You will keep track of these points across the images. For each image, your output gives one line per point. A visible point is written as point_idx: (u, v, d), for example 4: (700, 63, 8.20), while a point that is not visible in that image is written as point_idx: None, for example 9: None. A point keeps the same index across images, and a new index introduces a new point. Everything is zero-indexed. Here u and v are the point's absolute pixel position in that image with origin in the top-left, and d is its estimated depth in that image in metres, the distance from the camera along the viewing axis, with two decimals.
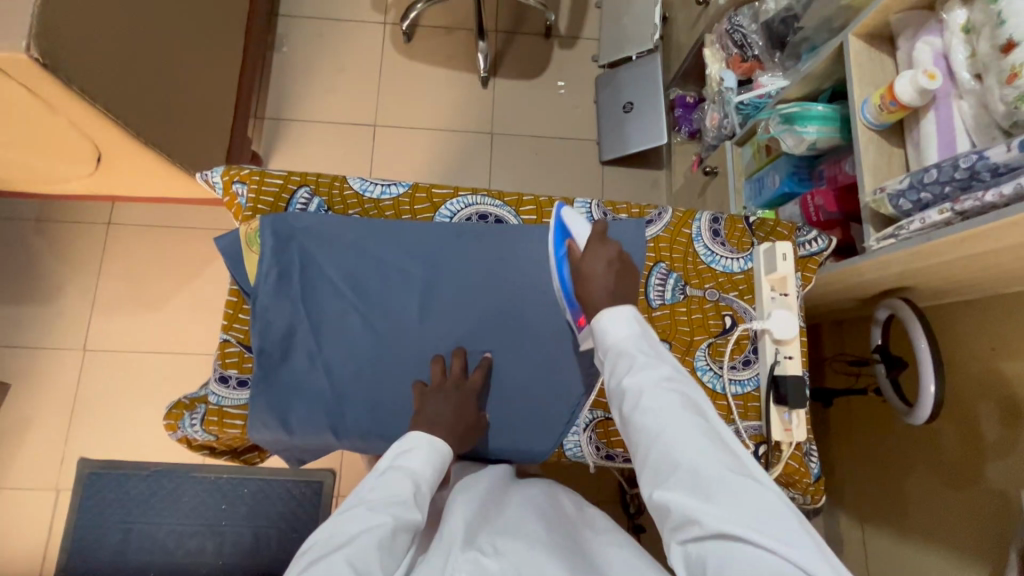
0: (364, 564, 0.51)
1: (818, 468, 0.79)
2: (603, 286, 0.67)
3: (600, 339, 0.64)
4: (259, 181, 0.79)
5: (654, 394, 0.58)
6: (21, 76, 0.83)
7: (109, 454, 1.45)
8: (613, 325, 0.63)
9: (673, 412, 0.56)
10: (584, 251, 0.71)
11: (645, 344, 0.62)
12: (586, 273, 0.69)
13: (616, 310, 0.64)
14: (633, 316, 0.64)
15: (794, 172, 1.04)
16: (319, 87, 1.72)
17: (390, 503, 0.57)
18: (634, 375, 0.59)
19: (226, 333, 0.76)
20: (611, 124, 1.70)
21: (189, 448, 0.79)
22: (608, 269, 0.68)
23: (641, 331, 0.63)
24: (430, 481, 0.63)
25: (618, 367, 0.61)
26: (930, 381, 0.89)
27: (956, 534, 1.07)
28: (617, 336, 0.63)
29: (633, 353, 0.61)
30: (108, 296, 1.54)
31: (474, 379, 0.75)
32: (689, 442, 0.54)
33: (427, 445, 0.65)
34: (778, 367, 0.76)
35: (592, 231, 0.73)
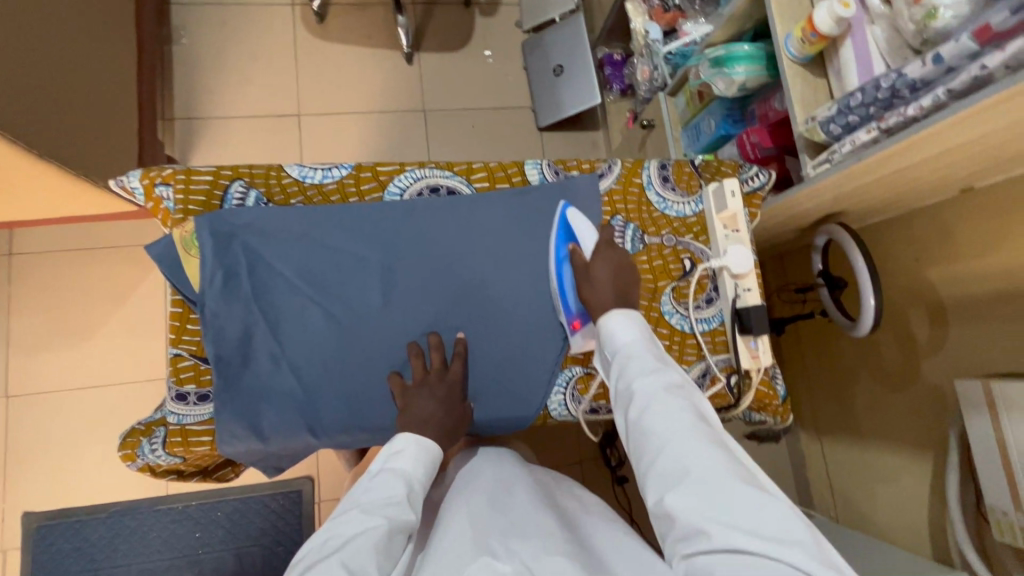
0: (360, 565, 0.54)
1: (784, 391, 0.84)
2: (606, 286, 0.73)
3: (609, 342, 0.70)
4: (185, 179, 0.73)
5: (662, 398, 0.62)
6: None
7: (58, 503, 1.33)
8: (622, 332, 0.69)
9: (679, 417, 0.60)
10: (593, 256, 0.76)
11: (652, 350, 0.68)
12: (592, 273, 0.74)
13: (624, 315, 0.70)
14: (641, 323, 0.70)
15: (728, 114, 1.07)
16: (230, 79, 1.60)
17: (385, 504, 0.60)
18: (642, 379, 0.64)
19: (176, 347, 0.70)
20: (543, 88, 1.69)
21: (154, 475, 0.73)
22: (614, 274, 0.74)
23: (647, 338, 0.70)
24: (423, 481, 0.66)
25: (628, 368, 0.66)
26: (870, 294, 0.95)
27: (904, 430, 1.19)
28: (627, 342, 0.69)
29: (641, 357, 0.67)
30: (26, 334, 1.40)
31: (454, 370, 0.74)
32: (695, 444, 0.58)
33: (416, 445, 0.67)
34: (739, 300, 0.79)
35: (598, 240, 0.78)
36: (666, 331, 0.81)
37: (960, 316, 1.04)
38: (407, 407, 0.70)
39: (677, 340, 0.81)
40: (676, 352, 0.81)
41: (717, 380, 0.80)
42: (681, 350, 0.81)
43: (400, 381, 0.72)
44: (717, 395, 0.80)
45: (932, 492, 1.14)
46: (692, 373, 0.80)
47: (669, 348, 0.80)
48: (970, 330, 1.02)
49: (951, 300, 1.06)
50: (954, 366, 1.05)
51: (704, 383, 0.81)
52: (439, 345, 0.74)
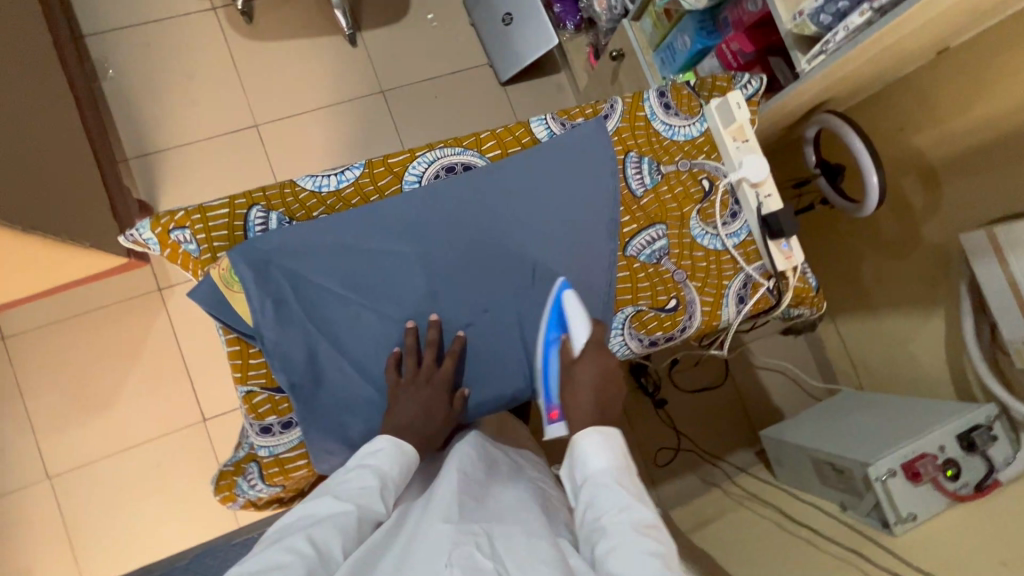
0: (324, 541, 0.52)
1: (816, 281, 0.89)
2: (589, 397, 0.68)
3: (580, 467, 0.62)
4: (202, 218, 0.71)
5: (630, 537, 0.52)
6: None
7: (138, 561, 1.35)
8: (593, 455, 0.62)
9: (645, 565, 0.50)
10: (580, 356, 0.71)
11: (624, 483, 0.59)
12: (577, 376, 0.70)
13: (600, 433, 0.63)
14: (619, 449, 0.62)
15: (700, 27, 1.07)
16: (174, 103, 1.51)
17: (357, 493, 0.59)
18: (610, 514, 0.55)
19: (246, 384, 0.71)
20: (497, 41, 1.63)
21: (258, 507, 0.76)
22: (600, 380, 0.70)
23: (623, 469, 0.61)
24: (398, 478, 0.63)
25: (596, 499, 0.58)
26: (873, 172, 0.99)
27: (912, 292, 1.27)
28: (597, 467, 0.61)
29: (612, 487, 0.58)
30: (49, 413, 1.36)
31: (445, 367, 0.73)
32: None
33: (393, 445, 0.65)
34: (763, 208, 0.82)
35: (588, 336, 0.72)
36: (701, 254, 0.84)
37: (950, 173, 1.10)
38: (393, 404, 0.70)
39: (713, 259, 0.84)
40: (715, 270, 0.84)
41: (758, 286, 0.84)
42: (719, 267, 0.84)
43: (395, 372, 0.72)
44: (760, 300, 0.85)
45: (948, 341, 1.23)
46: (734, 287, 0.84)
47: (708, 268, 0.83)
48: (962, 185, 1.08)
49: (939, 161, 1.11)
50: (953, 222, 1.12)
51: (747, 292, 0.85)
52: (430, 339, 0.73)
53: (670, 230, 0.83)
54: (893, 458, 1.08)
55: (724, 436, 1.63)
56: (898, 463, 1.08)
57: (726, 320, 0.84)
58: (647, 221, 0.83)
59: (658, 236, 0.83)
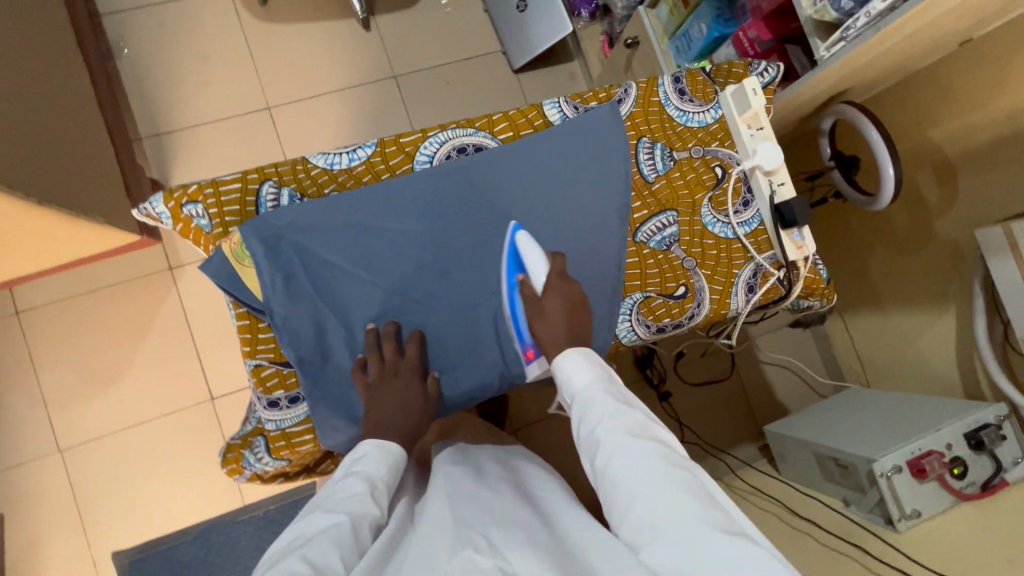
0: (320, 554, 0.52)
1: (828, 273, 0.88)
2: (559, 324, 0.70)
3: (566, 385, 0.66)
4: (215, 192, 0.72)
5: (627, 438, 0.58)
6: None
7: (145, 534, 1.37)
8: (578, 371, 0.66)
9: (646, 460, 0.55)
10: (545, 289, 0.73)
11: (610, 391, 0.64)
12: (545, 309, 0.72)
13: (579, 354, 0.67)
14: (597, 363, 0.67)
15: (718, 14, 1.06)
16: (188, 83, 1.52)
17: (347, 502, 0.59)
18: (604, 420, 0.61)
19: (254, 358, 0.71)
20: (510, 28, 1.62)
21: (264, 481, 0.77)
22: (568, 310, 0.71)
23: (606, 380, 0.65)
24: (387, 480, 0.65)
25: (588, 409, 0.62)
26: (889, 165, 0.97)
27: (923, 289, 1.26)
28: (583, 380, 0.65)
29: (601, 397, 0.63)
30: (60, 387, 1.38)
31: (410, 354, 0.73)
32: (668, 487, 0.53)
33: (378, 448, 0.66)
34: (776, 196, 0.82)
35: (548, 270, 0.74)
36: (712, 242, 0.83)
37: (967, 168, 1.08)
38: (368, 408, 0.71)
39: (724, 247, 0.83)
40: (725, 258, 0.83)
41: (768, 275, 0.84)
42: (729, 256, 0.83)
43: (362, 374, 0.72)
44: (770, 290, 0.84)
45: (958, 339, 1.21)
46: (744, 276, 0.83)
47: (718, 256, 0.83)
48: (978, 180, 1.07)
49: (956, 155, 1.09)
50: (969, 217, 1.10)
51: (757, 281, 0.84)
52: (395, 334, 0.73)
53: (681, 217, 0.83)
54: (899, 454, 1.07)
55: (727, 430, 1.62)
56: (904, 460, 1.08)
57: (734, 309, 0.83)
58: (658, 207, 0.82)
59: (668, 223, 0.83)
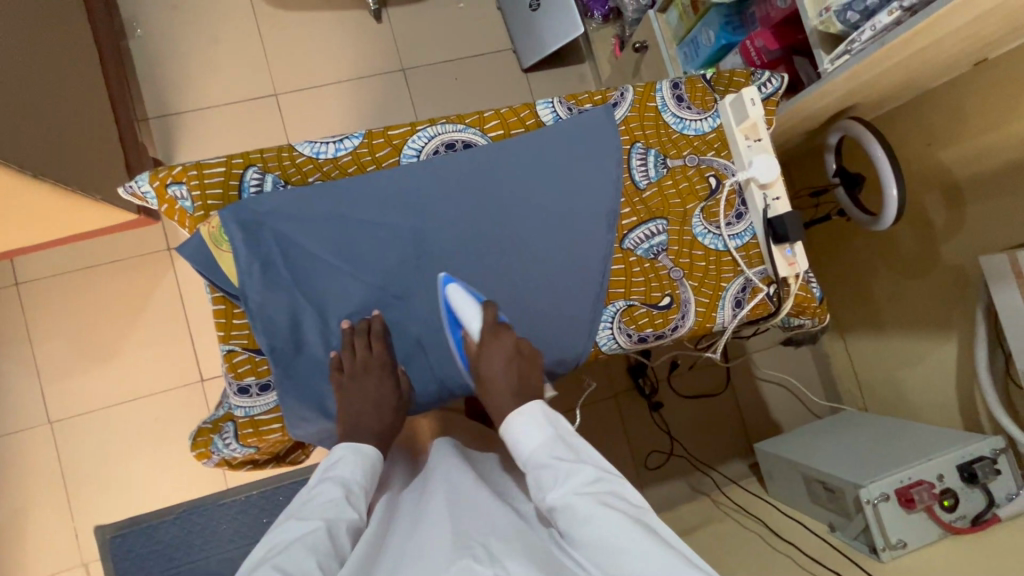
0: (296, 563, 0.51)
1: (820, 292, 0.86)
2: (506, 386, 0.67)
3: (517, 451, 0.62)
4: (199, 175, 0.72)
5: (581, 500, 0.54)
6: None
7: (128, 510, 1.38)
8: (524, 435, 0.62)
9: (604, 524, 0.51)
10: (478, 346, 0.69)
11: (562, 450, 0.59)
12: (485, 373, 0.68)
13: (522, 415, 0.63)
14: (543, 421, 0.62)
15: (727, 21, 1.03)
16: (197, 66, 1.53)
17: (322, 508, 0.58)
18: (556, 485, 0.56)
19: (227, 343, 0.71)
20: (522, 26, 1.61)
21: (232, 467, 0.77)
22: (508, 366, 0.67)
23: (557, 437, 0.61)
24: (363, 484, 0.64)
25: (540, 478, 0.58)
26: (893, 186, 0.94)
27: (925, 314, 1.23)
28: (532, 445, 0.61)
29: (551, 460, 0.59)
30: (54, 359, 1.40)
31: (378, 352, 0.71)
32: (633, 544, 0.49)
33: (354, 453, 0.65)
34: (770, 210, 0.80)
35: (482, 323, 0.69)
36: (701, 253, 0.81)
37: (976, 193, 1.05)
38: (340, 406, 0.71)
39: (713, 259, 0.81)
40: (713, 271, 0.81)
41: (757, 290, 0.82)
42: (718, 269, 0.81)
43: (336, 372, 0.71)
44: (758, 305, 0.82)
45: (958, 367, 1.18)
46: (732, 290, 0.81)
47: (706, 268, 0.81)
48: (987, 206, 1.03)
49: (966, 178, 1.06)
50: (976, 243, 1.07)
51: (746, 296, 0.82)
52: (367, 330, 0.72)
53: (671, 226, 0.81)
54: (886, 482, 1.05)
55: (717, 445, 1.60)
56: (892, 488, 1.05)
57: (721, 323, 0.82)
58: (648, 215, 0.81)
59: (658, 231, 0.81)
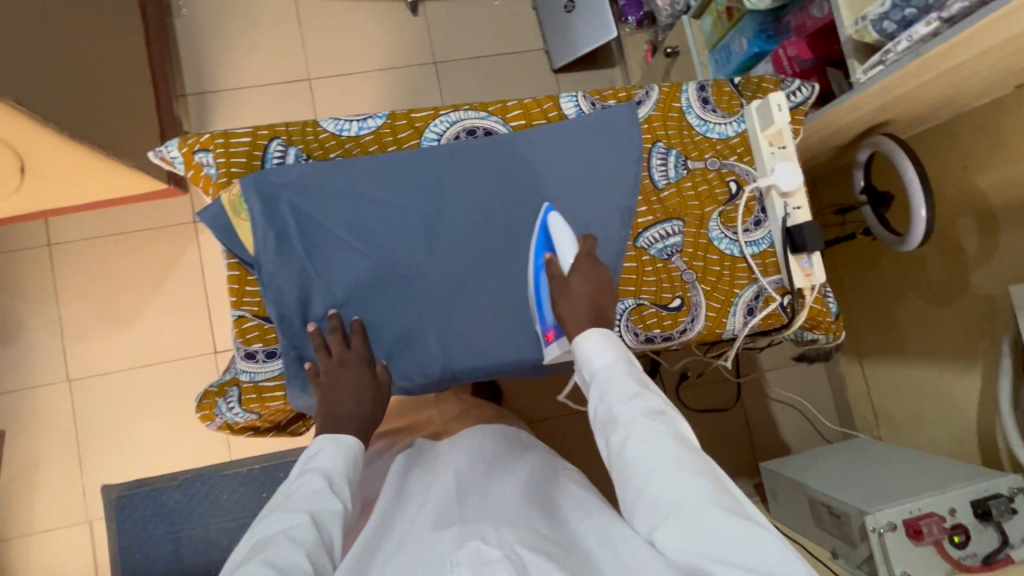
0: (285, 556, 0.54)
1: (837, 307, 0.83)
2: (583, 306, 0.67)
3: (584, 364, 0.64)
4: (225, 143, 0.74)
5: (643, 424, 0.58)
6: None
7: (135, 472, 1.42)
8: (598, 351, 0.63)
9: (666, 451, 0.57)
10: (571, 272, 0.69)
11: (633, 372, 0.62)
12: (570, 291, 0.68)
13: (600, 335, 0.64)
14: (619, 345, 0.64)
15: (761, 29, 1.03)
16: (236, 47, 1.57)
17: (306, 499, 0.60)
18: (623, 404, 0.60)
19: (238, 309, 0.73)
20: (555, 27, 1.61)
21: (234, 432, 0.78)
22: (593, 293, 0.68)
23: (626, 360, 0.63)
24: (347, 474, 0.65)
25: (607, 393, 0.61)
26: (922, 205, 0.91)
27: (949, 343, 1.19)
28: (603, 361, 0.63)
29: (621, 379, 0.62)
30: (78, 320, 1.45)
31: (356, 345, 0.72)
32: (681, 475, 0.56)
33: (333, 442, 0.66)
34: (789, 219, 0.78)
35: (577, 252, 0.71)
36: (716, 258, 0.80)
37: (1011, 221, 1.01)
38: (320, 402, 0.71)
39: (728, 265, 0.80)
40: (727, 276, 0.80)
41: (771, 299, 0.80)
42: (733, 275, 0.80)
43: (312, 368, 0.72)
44: (771, 315, 0.80)
45: (982, 401, 1.14)
46: (745, 297, 0.80)
47: (720, 273, 0.80)
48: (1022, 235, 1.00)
49: (1001, 205, 1.02)
50: (1008, 273, 1.03)
51: (758, 304, 0.80)
52: (339, 326, 0.73)
53: (687, 228, 0.80)
54: (895, 511, 1.01)
55: (722, 462, 1.57)
56: (900, 518, 1.01)
57: (731, 330, 0.80)
58: (664, 215, 0.80)
59: (673, 232, 0.80)
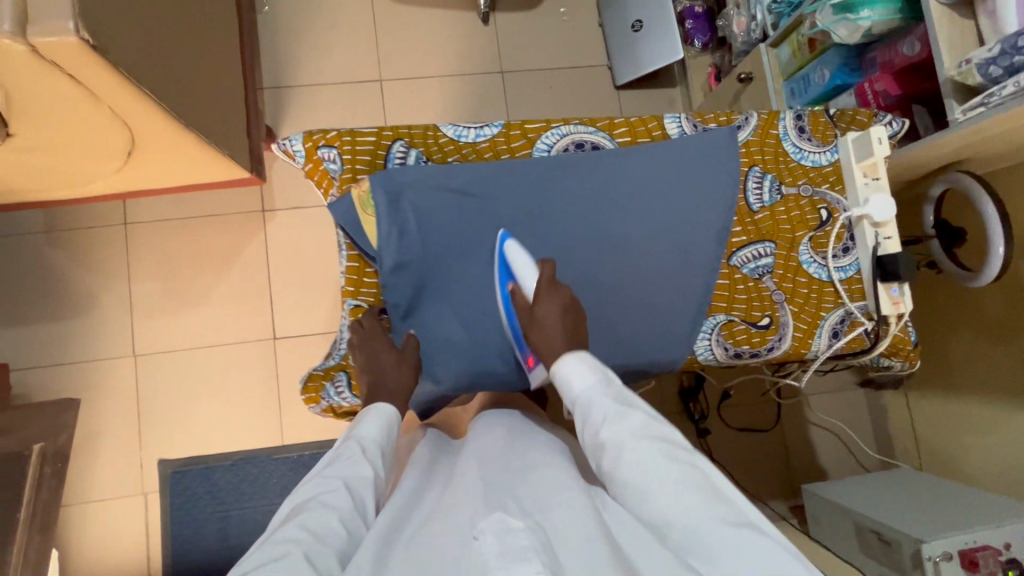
0: (319, 521, 0.54)
1: (917, 336, 0.86)
2: (557, 334, 0.67)
3: (566, 390, 0.64)
4: (351, 141, 0.78)
5: (631, 445, 0.56)
6: (81, 76, 0.79)
7: (190, 449, 1.46)
8: (574, 376, 0.63)
9: (654, 466, 0.55)
10: (537, 297, 0.69)
11: (612, 393, 0.61)
12: (539, 320, 0.68)
13: (575, 359, 0.64)
14: (596, 365, 0.63)
15: (845, 63, 1.06)
16: (314, 46, 1.63)
17: (342, 467, 0.61)
18: (608, 428, 0.58)
19: (356, 298, 0.78)
20: (621, 45, 1.65)
21: (335, 415, 0.84)
22: (563, 316, 0.68)
23: (605, 378, 0.63)
24: (380, 443, 0.66)
25: (589, 417, 0.60)
26: (1000, 243, 0.93)
27: (1005, 380, 1.20)
28: (581, 385, 0.62)
29: (602, 401, 0.60)
30: (146, 298, 1.50)
31: (372, 323, 0.76)
32: (675, 489, 0.53)
33: (373, 413, 0.68)
34: (880, 249, 0.81)
35: (538, 277, 0.71)
36: (804, 280, 0.83)
37: None
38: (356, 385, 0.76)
39: (815, 288, 0.83)
40: (814, 299, 0.83)
41: (856, 324, 0.83)
42: (820, 298, 0.83)
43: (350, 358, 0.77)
44: (854, 339, 0.83)
45: None
46: (831, 320, 0.83)
47: (808, 296, 0.83)
48: None
49: None
50: None
51: (843, 328, 0.83)
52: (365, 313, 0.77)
53: (778, 251, 0.83)
54: (950, 541, 1.03)
55: (758, 481, 1.59)
56: (956, 548, 1.03)
57: (814, 351, 0.83)
58: (757, 236, 0.83)
59: (764, 254, 0.84)
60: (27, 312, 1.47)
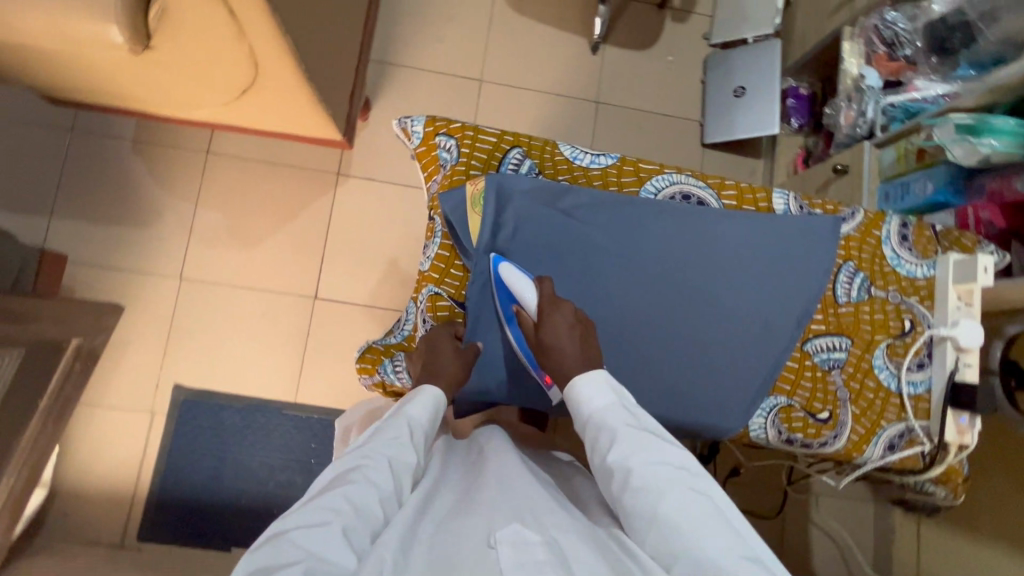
0: (361, 497, 0.54)
1: (967, 470, 0.86)
2: (570, 356, 0.67)
3: (578, 407, 0.65)
4: (473, 137, 0.82)
5: (644, 467, 0.58)
6: (236, 12, 0.82)
7: (205, 382, 1.48)
8: (590, 396, 0.64)
9: (668, 487, 0.57)
10: (540, 320, 0.70)
11: (626, 416, 0.63)
12: (549, 344, 0.68)
13: (590, 378, 0.65)
14: (612, 386, 0.65)
15: (949, 182, 1.06)
16: (427, 32, 1.67)
17: (389, 444, 0.61)
18: (620, 450, 0.60)
19: (438, 286, 0.82)
20: (719, 105, 1.67)
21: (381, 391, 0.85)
22: (571, 336, 0.69)
23: (618, 400, 0.64)
24: (426, 428, 0.67)
25: (601, 439, 0.62)
26: None
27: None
28: (596, 405, 0.64)
29: (615, 423, 0.62)
30: (206, 227, 1.53)
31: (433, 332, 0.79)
32: (688, 515, 0.55)
33: (423, 396, 0.68)
34: (958, 374, 0.80)
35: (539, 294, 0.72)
36: (872, 384, 0.83)
37: None
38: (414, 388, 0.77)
39: (881, 396, 0.83)
40: (878, 407, 0.83)
41: (914, 442, 0.83)
42: (883, 407, 0.83)
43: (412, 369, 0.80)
44: (909, 457, 0.83)
45: None
46: (889, 431, 0.83)
47: (872, 401, 0.83)
48: None
49: None
50: None
51: (900, 442, 0.83)
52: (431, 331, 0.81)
53: (853, 349, 0.83)
54: None
55: None
56: None
57: (866, 458, 0.83)
58: (836, 329, 0.83)
59: (839, 348, 0.83)
60: (93, 210, 1.51)
